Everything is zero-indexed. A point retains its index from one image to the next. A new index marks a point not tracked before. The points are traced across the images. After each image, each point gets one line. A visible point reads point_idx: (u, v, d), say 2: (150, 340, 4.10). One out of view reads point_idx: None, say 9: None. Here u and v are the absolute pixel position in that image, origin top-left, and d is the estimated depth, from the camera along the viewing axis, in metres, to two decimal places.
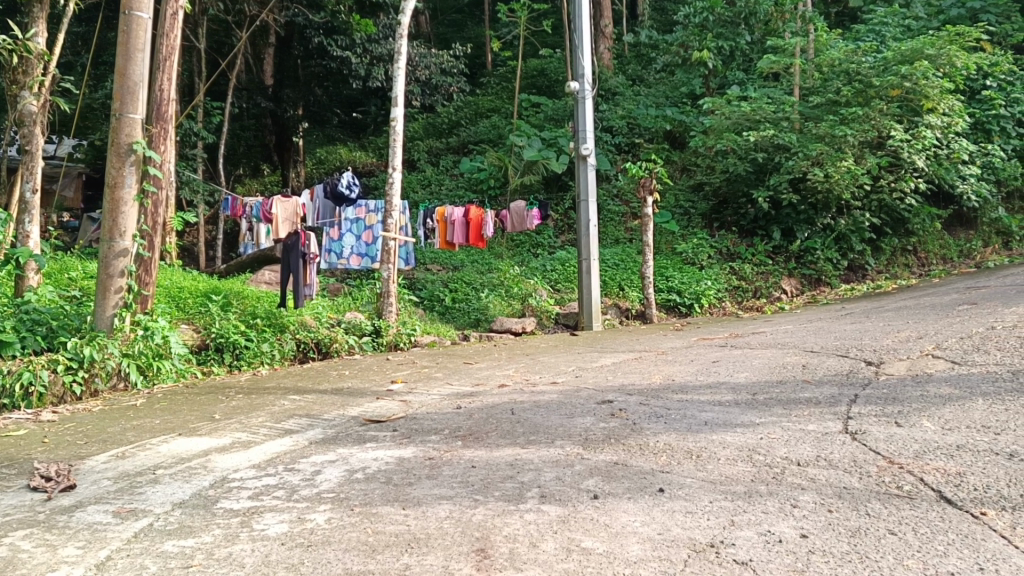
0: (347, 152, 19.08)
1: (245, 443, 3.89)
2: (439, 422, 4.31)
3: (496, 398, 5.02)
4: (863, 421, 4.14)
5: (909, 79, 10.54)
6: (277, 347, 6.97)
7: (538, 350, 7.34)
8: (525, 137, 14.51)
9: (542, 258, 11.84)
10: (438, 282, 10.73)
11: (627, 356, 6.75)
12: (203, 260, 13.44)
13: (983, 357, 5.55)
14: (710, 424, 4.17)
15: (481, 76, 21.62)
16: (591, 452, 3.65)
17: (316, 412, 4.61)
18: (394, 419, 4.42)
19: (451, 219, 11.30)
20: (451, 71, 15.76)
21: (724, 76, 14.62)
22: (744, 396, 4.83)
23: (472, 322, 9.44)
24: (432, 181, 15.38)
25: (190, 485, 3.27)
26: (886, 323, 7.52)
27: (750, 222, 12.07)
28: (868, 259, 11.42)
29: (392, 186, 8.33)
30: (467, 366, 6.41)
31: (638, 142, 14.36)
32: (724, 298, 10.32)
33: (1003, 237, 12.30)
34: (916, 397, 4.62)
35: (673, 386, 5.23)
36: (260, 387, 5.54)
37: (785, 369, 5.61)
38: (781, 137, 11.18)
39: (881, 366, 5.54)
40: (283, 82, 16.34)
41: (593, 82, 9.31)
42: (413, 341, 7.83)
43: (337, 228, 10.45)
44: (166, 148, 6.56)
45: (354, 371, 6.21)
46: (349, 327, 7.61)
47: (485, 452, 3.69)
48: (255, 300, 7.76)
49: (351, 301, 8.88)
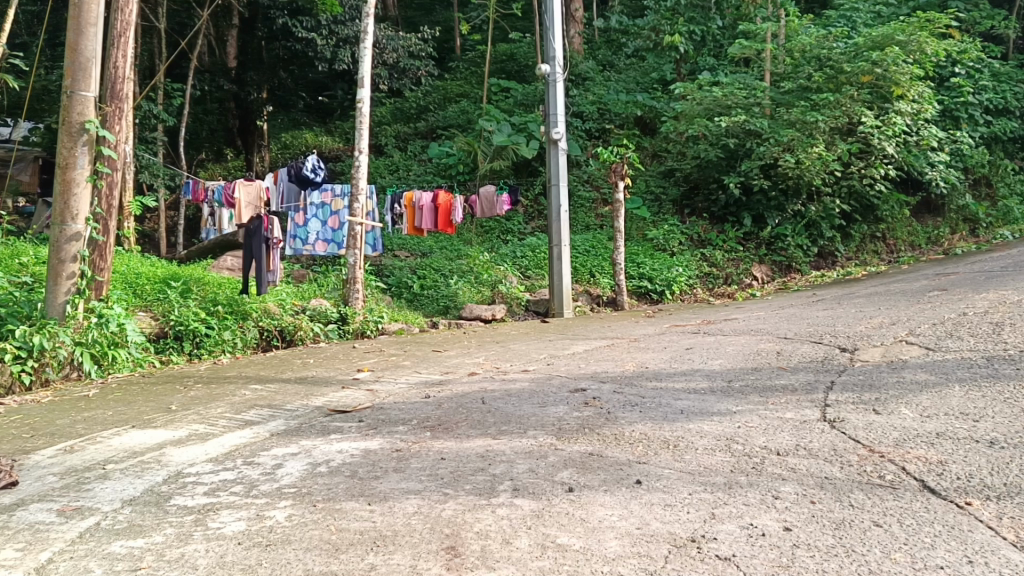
0: (313, 136, 18.74)
1: (202, 435, 3.70)
2: (407, 412, 4.15)
3: (466, 387, 4.87)
4: (841, 409, 4.05)
5: (880, 65, 10.60)
6: (239, 335, 6.77)
7: (509, 337, 7.21)
8: (494, 122, 14.32)
9: (511, 245, 11.69)
10: (406, 269, 10.54)
11: (599, 343, 6.64)
12: (164, 247, 13.11)
13: (958, 343, 5.51)
14: (686, 412, 4.06)
15: (449, 60, 21.36)
16: (565, 443, 3.52)
17: (278, 402, 4.43)
18: (359, 409, 4.25)
19: (419, 204, 11.12)
20: (419, 54, 15.51)
21: (695, 62, 14.55)
22: (720, 384, 4.73)
23: (440, 309, 9.28)
24: (400, 166, 15.14)
25: (142, 481, 3.08)
26: (858, 309, 7.49)
27: (720, 209, 12.03)
28: (838, 246, 11.43)
29: (359, 169, 8.12)
30: (436, 354, 6.25)
31: (609, 128, 14.25)
32: (695, 285, 10.27)
33: (970, 224, 12.38)
34: (893, 384, 4.56)
35: (647, 373, 5.13)
36: (221, 376, 5.34)
37: (760, 356, 5.53)
38: (752, 123, 11.14)
39: (855, 353, 5.48)
40: (246, 63, 16.01)
41: (564, 65, 9.14)
42: (381, 329, 7.65)
43: (302, 213, 10.22)
44: (119, 128, 6.31)
45: (319, 359, 6.03)
46: (314, 315, 7.41)
47: (454, 443, 3.54)
48: (216, 287, 7.53)
49: (316, 288, 8.67)
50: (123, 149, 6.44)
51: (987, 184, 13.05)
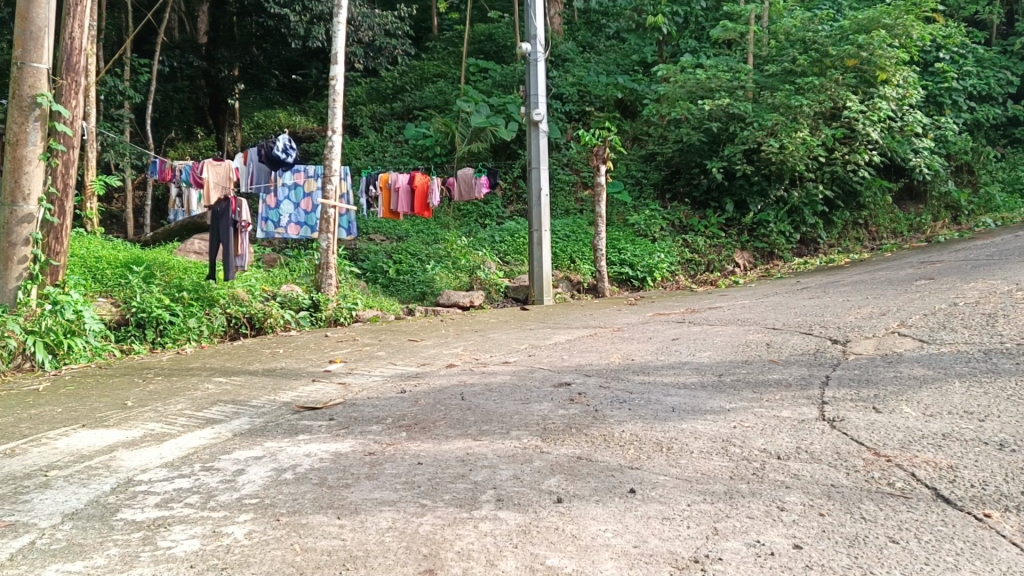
0: (286, 116, 18.28)
1: (158, 436, 3.41)
2: (381, 409, 3.89)
3: (444, 381, 4.61)
4: (840, 407, 3.84)
5: (866, 49, 10.47)
6: (205, 322, 6.46)
7: (487, 326, 6.94)
8: (473, 103, 13.99)
9: (490, 229, 11.40)
10: (381, 253, 10.23)
11: (581, 333, 6.38)
12: (131, 229, 12.69)
13: (952, 335, 5.33)
14: (678, 410, 3.83)
15: (426, 40, 20.90)
16: (551, 445, 3.27)
17: (243, 398, 4.14)
18: (330, 405, 3.98)
19: (395, 185, 10.80)
20: (396, 33, 15.11)
21: (677, 43, 14.29)
22: (710, 379, 4.51)
23: (417, 295, 9.01)
24: (375, 147, 14.78)
25: (87, 490, 2.79)
26: (845, 298, 7.31)
27: (702, 194, 11.81)
28: (820, 233, 11.28)
29: (332, 149, 7.79)
30: (412, 344, 5.98)
31: (589, 111, 13.98)
32: (677, 272, 10.10)
33: (952, 211, 12.27)
34: (891, 380, 4.35)
35: (634, 366, 4.90)
36: (183, 367, 5.02)
37: (749, 348, 5.32)
38: (736, 107, 10.94)
39: (848, 345, 5.29)
40: (217, 40, 15.48)
41: (545, 44, 8.84)
42: (355, 316, 7.35)
43: (274, 194, 9.82)
44: (76, 101, 5.98)
45: (289, 349, 5.74)
46: (284, 302, 7.10)
47: (432, 446, 3.29)
48: (181, 272, 7.20)
49: (288, 273, 8.34)
50: (82, 125, 6.12)
51: (969, 171, 12.92)
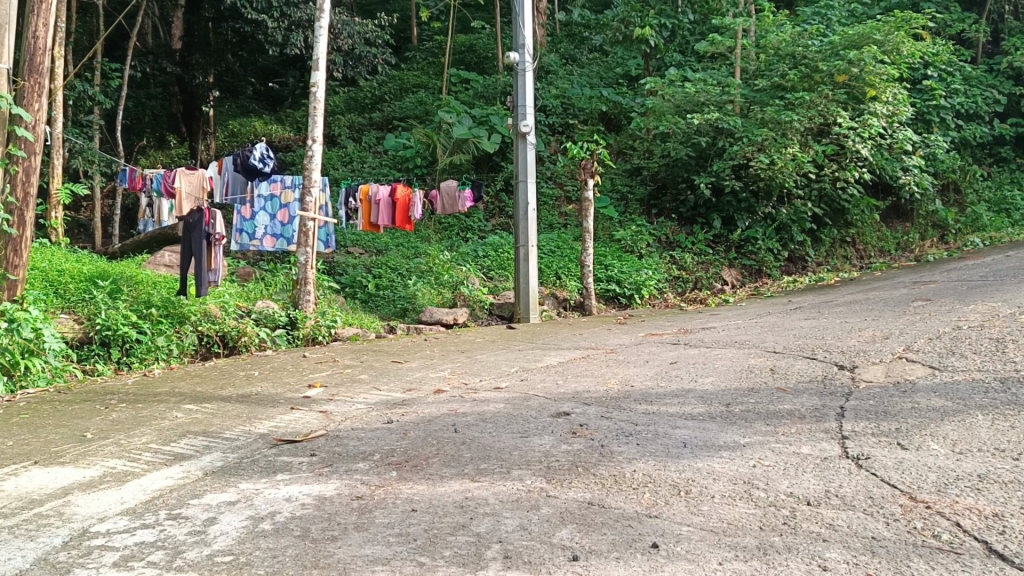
0: (262, 124, 17.88)
1: (120, 476, 3.06)
2: (367, 443, 3.55)
3: (432, 409, 4.29)
4: (862, 443, 3.57)
5: (856, 65, 10.36)
6: (174, 340, 6.09)
7: (474, 346, 6.62)
8: (454, 114, 13.72)
9: (472, 243, 11.10)
10: (360, 267, 9.89)
11: (573, 355, 6.10)
12: (99, 239, 12.24)
13: (963, 362, 5.11)
14: (690, 446, 3.54)
15: (406, 49, 20.62)
16: (558, 488, 2.97)
17: (216, 429, 3.79)
18: (311, 438, 3.65)
19: (376, 198, 10.43)
20: (375, 41, 14.81)
21: (663, 57, 14.14)
22: (718, 409, 4.23)
23: (398, 311, 8.68)
24: (353, 157, 14.44)
25: (34, 546, 2.44)
26: (843, 320, 7.11)
27: (689, 210, 11.60)
28: (808, 250, 11.12)
29: (312, 158, 7.45)
30: (396, 366, 5.65)
31: (573, 124, 13.74)
32: (665, 289, 9.88)
33: (940, 230, 12.20)
34: (909, 411, 4.10)
35: (634, 394, 4.61)
36: (151, 392, 4.65)
37: (753, 374, 5.06)
38: (725, 122, 10.74)
39: (856, 372, 5.04)
40: (192, 46, 14.93)
41: (534, 53, 8.58)
42: (334, 334, 7.00)
43: (249, 205, 9.45)
44: (37, 105, 5.58)
45: (265, 371, 5.40)
46: (259, 319, 6.74)
47: (426, 488, 2.97)
48: (150, 287, 6.82)
49: (263, 288, 7.98)
50: (43, 129, 5.72)
51: (956, 190, 12.85)
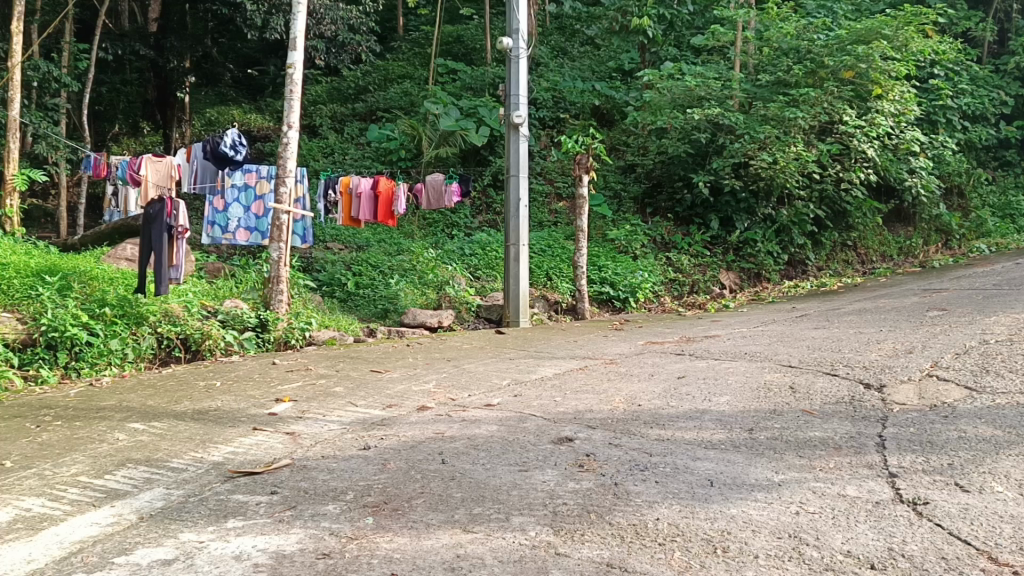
0: (241, 113, 17.22)
1: (33, 525, 2.52)
2: (340, 477, 3.02)
3: (415, 431, 3.75)
4: (916, 483, 3.07)
5: (864, 60, 9.93)
6: (130, 344, 5.55)
7: (461, 353, 6.09)
8: (441, 105, 13.17)
9: (459, 240, 10.55)
10: (339, 264, 9.33)
11: (570, 365, 5.59)
12: (63, 230, 11.61)
13: (1001, 382, 4.63)
14: (717, 484, 3.03)
15: (391, 39, 20.00)
16: (568, 544, 2.45)
17: (161, 456, 3.25)
18: (273, 469, 3.10)
19: (357, 190, 9.88)
20: (360, 29, 14.18)
21: (660, 50, 13.65)
22: (740, 436, 3.74)
23: (379, 312, 8.14)
24: (335, 148, 13.87)
25: None
26: (857, 329, 6.65)
27: (686, 210, 11.14)
28: (809, 254, 10.69)
29: (287, 146, 6.89)
30: (376, 376, 5.09)
31: (564, 117, 13.23)
32: (661, 293, 9.41)
33: (943, 235, 11.86)
34: (958, 442, 3.61)
35: (643, 415, 4.09)
36: (93, 407, 4.09)
37: (771, 393, 4.56)
38: (726, 117, 10.24)
39: (886, 391, 4.56)
40: (168, 28, 14.15)
41: (528, 40, 8.09)
42: (308, 338, 6.45)
43: (223, 196, 8.86)
44: None
45: (229, 380, 4.85)
46: (226, 320, 6.19)
47: (409, 540, 2.44)
48: (106, 282, 6.26)
49: (233, 285, 7.42)
50: None
51: (959, 194, 12.49)
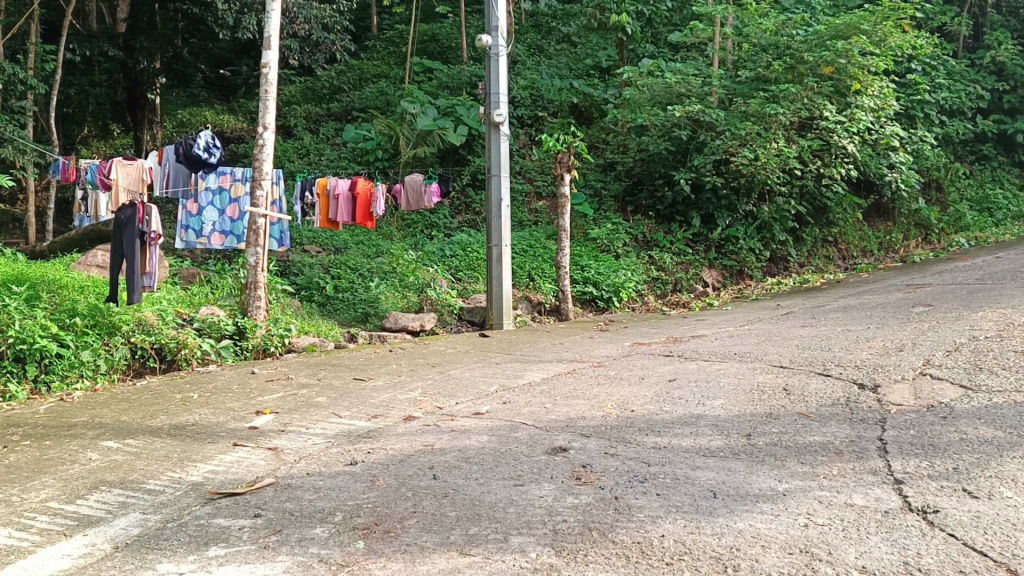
0: (213, 115, 16.94)
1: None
2: (327, 497, 2.87)
3: (402, 444, 3.61)
4: (924, 491, 2.97)
5: (843, 55, 9.92)
6: (102, 355, 5.36)
7: (445, 358, 5.95)
8: (418, 104, 13.00)
9: (438, 241, 10.40)
10: (317, 267, 9.15)
11: (558, 369, 5.47)
12: (32, 236, 11.31)
13: (996, 380, 4.57)
14: (720, 495, 2.92)
15: (365, 39, 19.79)
16: (571, 566, 2.32)
17: (137, 477, 3.08)
18: (256, 489, 2.95)
19: (335, 192, 9.70)
20: (334, 27, 13.97)
21: (637, 47, 13.59)
22: (738, 442, 3.64)
23: (359, 316, 7.98)
24: (310, 149, 13.67)
25: None
26: (844, 327, 6.60)
27: (667, 207, 11.07)
28: (790, 250, 10.69)
29: (262, 148, 6.71)
30: (359, 385, 4.94)
31: (542, 116, 13.12)
32: (644, 292, 9.32)
33: (922, 229, 11.91)
34: (960, 444, 3.52)
35: (637, 422, 3.98)
36: (63, 424, 3.91)
37: (765, 395, 4.47)
38: (706, 114, 10.18)
39: (881, 391, 4.49)
40: (137, 28, 13.86)
41: (507, 36, 7.94)
42: (287, 345, 6.28)
43: (196, 200, 8.66)
44: None
45: (206, 391, 4.68)
46: (202, 329, 6.02)
47: (402, 567, 2.30)
48: (76, 291, 6.06)
49: (209, 291, 7.23)
50: None
51: (937, 188, 12.55)
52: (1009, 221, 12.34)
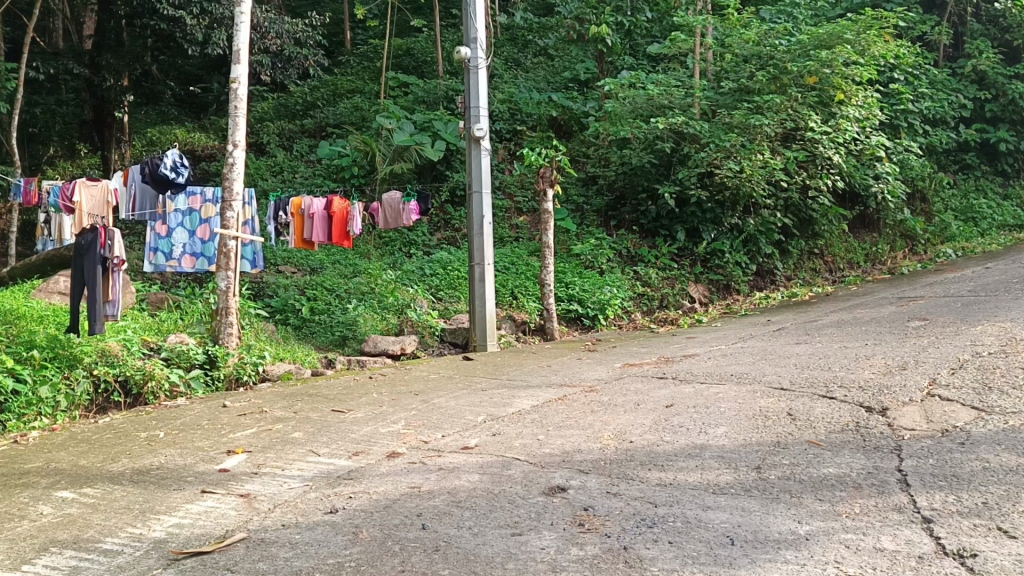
0: (184, 133, 16.57)
1: None
2: (305, 554, 2.58)
3: (386, 486, 3.33)
4: (956, 530, 2.73)
5: (829, 65, 9.80)
6: (62, 390, 5.03)
7: (428, 384, 5.67)
8: (394, 120, 12.75)
9: (418, 260, 10.13)
10: (292, 289, 8.83)
11: (548, 395, 5.21)
12: None
13: (1008, 401, 4.36)
14: (739, 542, 2.66)
15: (339, 54, 19.53)
16: None
17: (92, 535, 2.77)
18: (224, 547, 2.65)
19: (310, 211, 9.40)
20: (307, 42, 13.68)
21: (617, 59, 13.46)
22: (748, 477, 3.38)
23: (337, 340, 7.69)
24: (284, 167, 13.37)
25: None
26: (841, 344, 6.38)
27: (651, 222, 10.88)
28: (776, 263, 10.55)
29: (233, 167, 6.42)
30: (338, 417, 4.65)
31: (521, 130, 12.94)
32: (631, 309, 9.10)
33: (908, 240, 11.81)
34: (985, 474, 3.29)
35: (638, 455, 3.72)
36: (14, 472, 3.58)
37: (769, 422, 4.22)
38: (690, 125, 10.02)
39: (890, 415, 4.26)
40: (104, 45, 13.50)
41: (487, 49, 7.71)
42: (261, 373, 5.99)
43: (165, 221, 8.39)
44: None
45: (173, 429, 4.36)
46: (170, 358, 5.71)
47: None
48: (34, 322, 5.73)
49: (178, 317, 6.90)
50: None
51: (922, 199, 12.47)
52: (994, 230, 12.31)
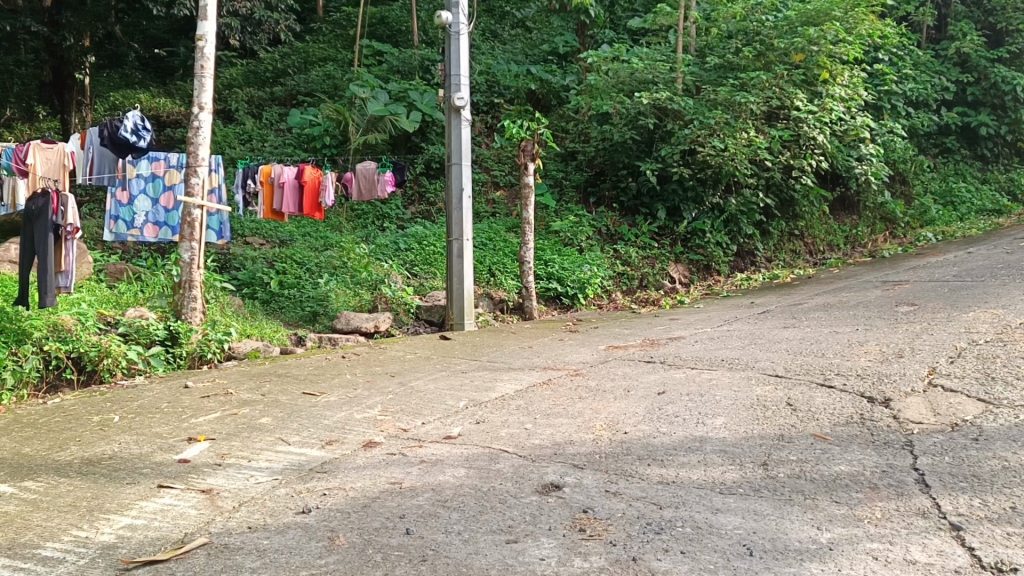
0: (148, 98, 15.95)
1: None
2: (274, 565, 2.28)
3: (364, 480, 3.04)
4: (989, 540, 2.50)
5: (816, 43, 9.55)
6: (8, 365, 4.67)
7: (404, 366, 5.37)
8: (368, 89, 12.33)
9: (391, 234, 9.79)
10: (260, 261, 8.46)
11: (531, 378, 4.95)
12: None
13: (1014, 393, 4.16)
14: (757, 553, 2.41)
15: (311, 21, 18.97)
16: None
17: (31, 539, 2.46)
18: (183, 554, 2.35)
19: (280, 180, 9.00)
20: (277, 6, 13.15)
21: (598, 33, 13.16)
22: (755, 474, 3.14)
23: (307, 315, 7.35)
24: (252, 135, 12.89)
25: None
26: (830, 328, 6.19)
27: (631, 199, 10.61)
28: (757, 244, 10.34)
29: (197, 130, 6.04)
30: (309, 401, 4.34)
31: (498, 102, 12.62)
32: (611, 287, 8.86)
33: (888, 224, 11.68)
34: (1006, 475, 3.07)
35: (635, 448, 3.46)
36: None
37: (770, 412, 3.99)
38: (674, 102, 9.73)
39: (895, 407, 4.03)
40: (64, 3, 12.84)
41: (469, 14, 7.32)
42: (226, 351, 5.65)
43: (127, 188, 8.00)
44: None
45: (129, 412, 4.03)
46: (128, 334, 5.35)
47: None
48: None
49: (138, 289, 6.52)
50: None
51: (902, 181, 12.34)
52: (973, 215, 12.25)
